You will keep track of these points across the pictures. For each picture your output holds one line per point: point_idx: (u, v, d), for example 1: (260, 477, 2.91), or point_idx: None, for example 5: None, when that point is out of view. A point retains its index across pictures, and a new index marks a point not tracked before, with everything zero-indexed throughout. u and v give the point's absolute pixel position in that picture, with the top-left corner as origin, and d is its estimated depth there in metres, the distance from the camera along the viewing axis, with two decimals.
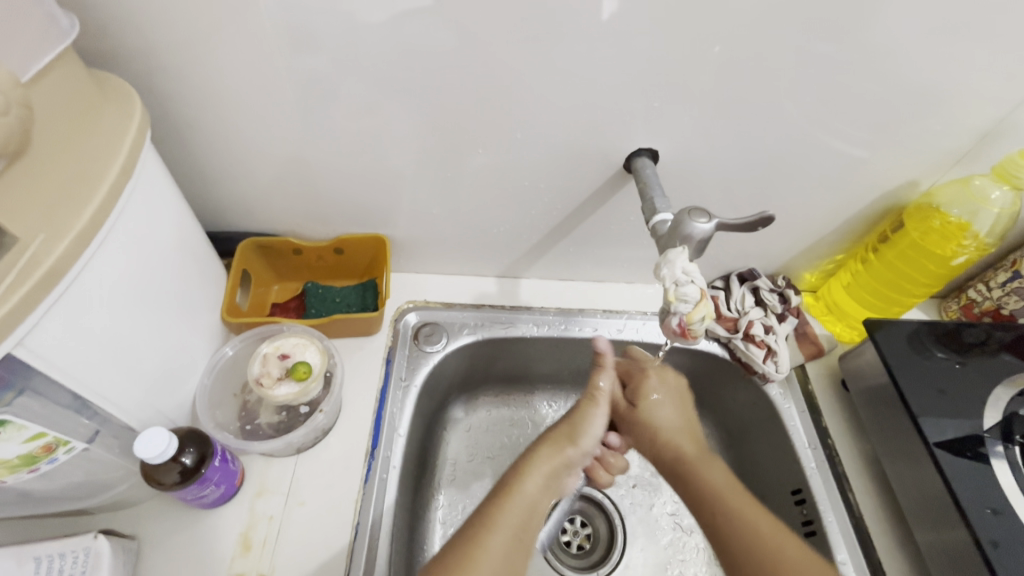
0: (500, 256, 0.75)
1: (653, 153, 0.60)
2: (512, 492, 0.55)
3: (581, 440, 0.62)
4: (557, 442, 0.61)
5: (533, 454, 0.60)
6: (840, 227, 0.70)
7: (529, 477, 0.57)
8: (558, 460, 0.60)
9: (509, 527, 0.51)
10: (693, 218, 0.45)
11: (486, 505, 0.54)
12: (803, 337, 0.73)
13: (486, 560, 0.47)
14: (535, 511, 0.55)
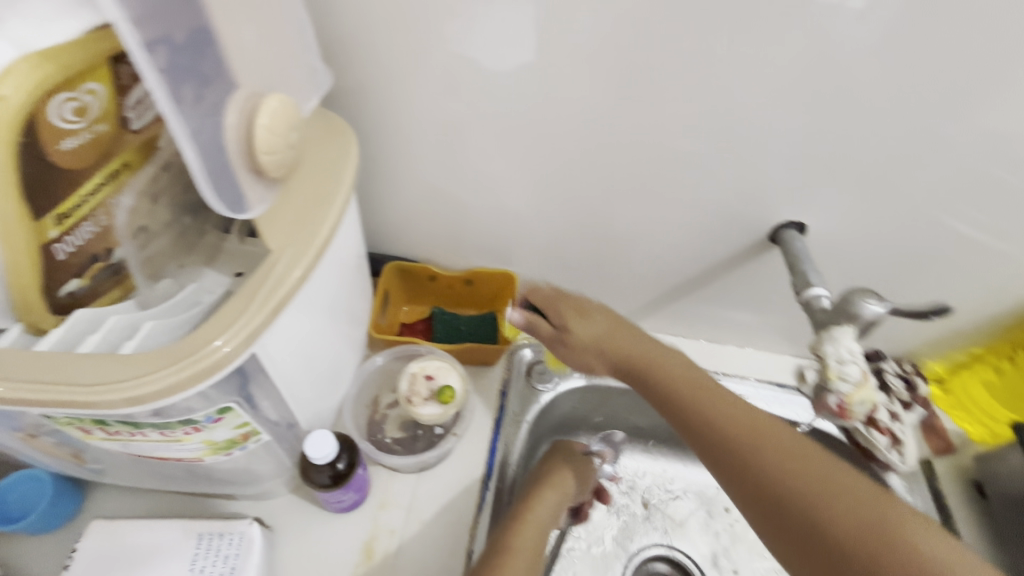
0: (617, 305, 0.76)
1: (800, 226, 0.60)
2: (526, 517, 0.56)
3: (562, 466, 0.63)
4: (560, 472, 0.62)
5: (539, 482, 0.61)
6: (981, 320, 0.67)
7: (539, 511, 0.57)
8: (561, 490, 0.61)
9: (526, 551, 0.52)
10: (865, 300, 0.45)
11: (504, 531, 0.54)
12: (931, 430, 0.69)
13: None
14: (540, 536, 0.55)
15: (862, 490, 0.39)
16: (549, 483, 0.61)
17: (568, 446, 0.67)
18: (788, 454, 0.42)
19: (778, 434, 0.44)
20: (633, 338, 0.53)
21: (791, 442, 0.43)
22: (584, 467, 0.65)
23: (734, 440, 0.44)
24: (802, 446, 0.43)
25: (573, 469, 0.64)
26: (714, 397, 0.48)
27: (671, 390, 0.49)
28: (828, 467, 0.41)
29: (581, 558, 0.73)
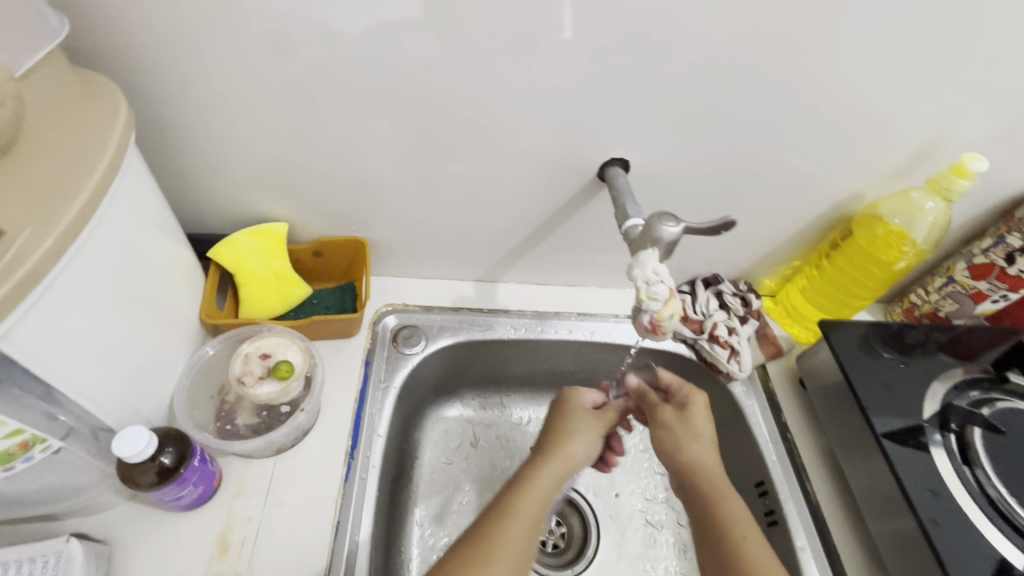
0: (478, 261, 0.77)
1: (624, 162, 0.63)
2: (529, 483, 0.55)
3: (576, 434, 0.62)
4: (559, 441, 0.61)
5: (545, 453, 0.59)
6: (794, 238, 0.74)
7: (540, 484, 0.56)
8: (567, 464, 0.59)
9: (528, 516, 0.52)
10: (662, 222, 0.48)
11: (505, 494, 0.55)
12: (764, 338, 0.77)
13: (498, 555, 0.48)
14: (546, 505, 0.55)
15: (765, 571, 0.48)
16: (557, 458, 0.59)
17: (579, 406, 0.65)
18: (729, 526, 0.52)
19: (743, 530, 0.52)
20: (677, 434, 0.61)
21: (760, 555, 0.50)
22: (596, 435, 0.63)
23: (717, 508, 0.54)
24: (758, 556, 0.50)
25: (580, 437, 0.61)
26: (716, 488, 0.56)
27: (715, 479, 0.57)
28: (760, 558, 0.50)
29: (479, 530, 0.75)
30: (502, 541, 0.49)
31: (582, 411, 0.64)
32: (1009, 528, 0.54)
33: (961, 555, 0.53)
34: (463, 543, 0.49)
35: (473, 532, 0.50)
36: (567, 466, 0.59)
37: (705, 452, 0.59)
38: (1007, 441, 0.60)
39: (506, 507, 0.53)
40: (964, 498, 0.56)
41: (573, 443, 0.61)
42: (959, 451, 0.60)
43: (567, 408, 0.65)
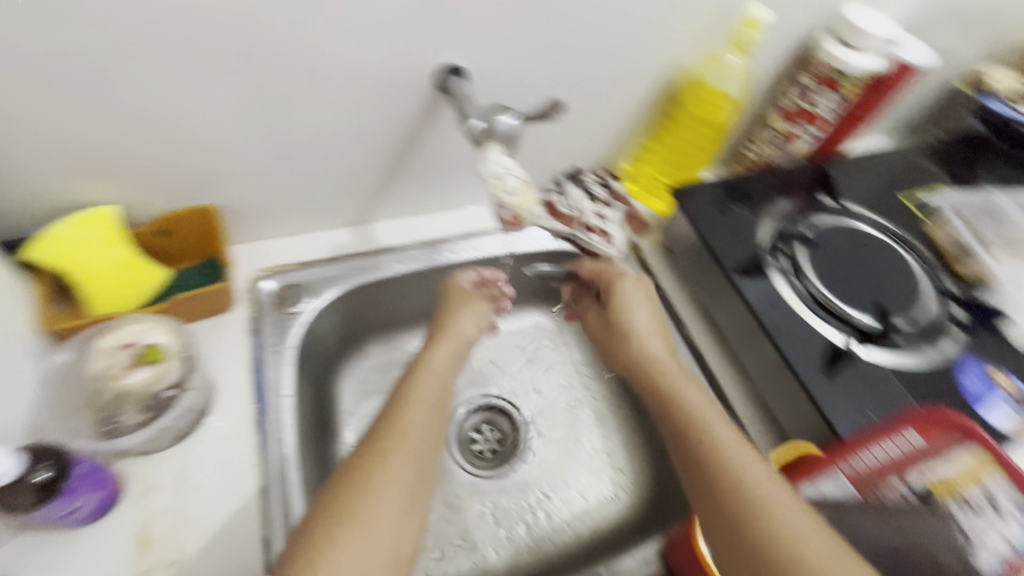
0: (345, 204, 0.75)
1: (459, 70, 0.62)
2: (421, 370, 0.59)
3: (466, 305, 0.68)
4: (449, 326, 0.65)
5: (434, 338, 0.64)
6: (637, 118, 0.80)
7: (433, 367, 0.60)
8: (457, 341, 0.64)
9: (424, 400, 0.55)
10: (497, 115, 0.49)
11: (400, 386, 0.57)
12: (632, 217, 0.84)
13: (407, 429, 0.51)
14: (441, 385, 0.58)
15: (723, 441, 0.50)
16: (445, 347, 0.63)
17: (460, 288, 0.69)
18: (690, 417, 0.54)
19: (714, 425, 0.52)
20: (642, 348, 0.64)
21: (718, 430, 0.51)
22: (481, 308, 0.68)
23: (676, 405, 0.56)
24: (713, 429, 0.51)
25: (465, 315, 0.67)
26: (677, 390, 0.58)
27: (669, 375, 0.60)
28: (717, 431, 0.51)
29: None
30: (402, 435, 0.50)
31: (460, 284, 0.70)
32: (830, 318, 0.67)
33: (799, 348, 0.64)
34: (357, 448, 0.49)
35: (370, 435, 0.50)
36: (458, 341, 0.64)
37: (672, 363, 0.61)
38: (821, 250, 0.72)
39: (394, 411, 0.53)
40: (797, 305, 0.68)
41: (458, 324, 0.66)
42: (789, 268, 0.71)
43: (447, 297, 0.69)
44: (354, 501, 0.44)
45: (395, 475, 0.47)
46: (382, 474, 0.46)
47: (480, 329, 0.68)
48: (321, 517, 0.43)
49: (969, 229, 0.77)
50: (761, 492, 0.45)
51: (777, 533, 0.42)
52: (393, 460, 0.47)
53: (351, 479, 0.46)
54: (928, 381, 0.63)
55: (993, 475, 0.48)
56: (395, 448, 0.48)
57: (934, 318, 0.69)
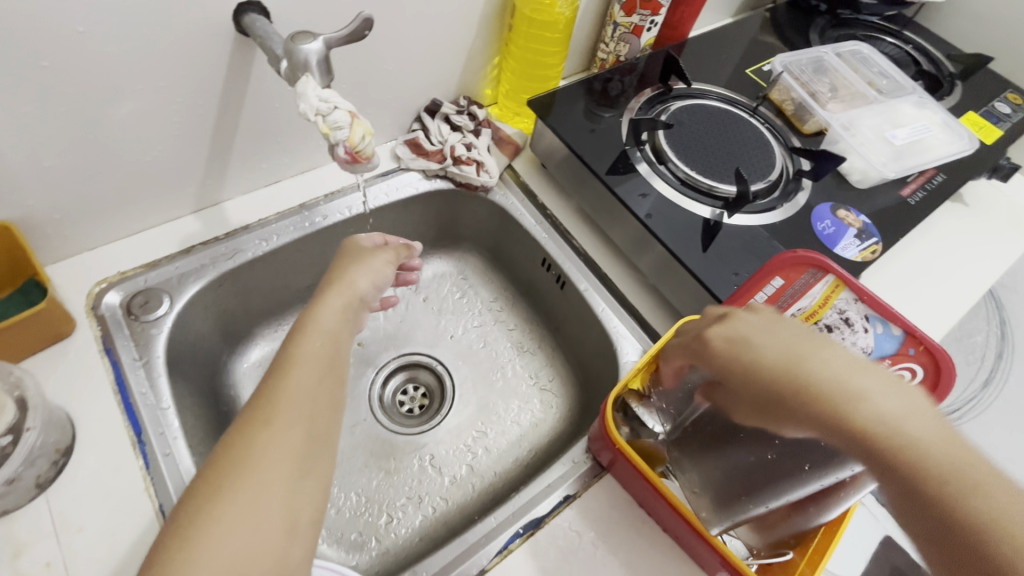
0: (180, 189, 0.66)
1: (260, 7, 0.55)
2: (307, 330, 0.49)
3: (364, 257, 0.58)
4: (340, 279, 0.54)
5: (322, 290, 0.54)
6: (481, 34, 0.76)
7: (322, 325, 0.50)
8: (348, 296, 0.53)
9: (313, 360, 0.47)
10: (299, 42, 0.44)
11: (285, 347, 0.48)
12: (502, 142, 0.83)
13: (294, 393, 0.44)
14: (334, 342, 0.50)
15: (813, 380, 0.40)
16: (335, 296, 0.53)
17: (358, 246, 0.59)
18: (754, 372, 0.42)
19: (858, 391, 0.38)
20: (717, 339, 0.45)
21: (773, 357, 0.42)
22: (379, 263, 0.58)
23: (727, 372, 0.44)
24: (781, 370, 0.41)
25: (361, 268, 0.56)
26: (733, 338, 0.45)
27: (791, 377, 0.40)
28: (776, 354, 0.42)
29: (349, 446, 0.76)
30: (287, 400, 0.44)
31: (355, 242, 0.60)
32: (697, 195, 0.70)
33: (673, 229, 0.67)
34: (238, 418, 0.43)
35: (252, 403, 0.44)
36: (348, 292, 0.54)
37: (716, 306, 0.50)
38: (679, 133, 0.74)
39: (279, 370, 0.46)
40: (664, 190, 0.70)
41: (351, 277, 0.55)
42: (654, 157, 0.73)
43: (341, 251, 0.59)
44: (228, 479, 0.39)
45: (278, 444, 0.42)
46: (263, 445, 0.41)
47: (376, 286, 0.57)
48: (198, 498, 0.39)
49: (802, 85, 0.81)
50: (893, 421, 0.36)
51: (884, 432, 0.36)
52: (273, 431, 0.42)
53: (223, 457, 0.40)
54: (787, 234, 0.68)
55: (843, 294, 0.53)
56: (279, 413, 0.43)
57: (784, 172, 0.74)
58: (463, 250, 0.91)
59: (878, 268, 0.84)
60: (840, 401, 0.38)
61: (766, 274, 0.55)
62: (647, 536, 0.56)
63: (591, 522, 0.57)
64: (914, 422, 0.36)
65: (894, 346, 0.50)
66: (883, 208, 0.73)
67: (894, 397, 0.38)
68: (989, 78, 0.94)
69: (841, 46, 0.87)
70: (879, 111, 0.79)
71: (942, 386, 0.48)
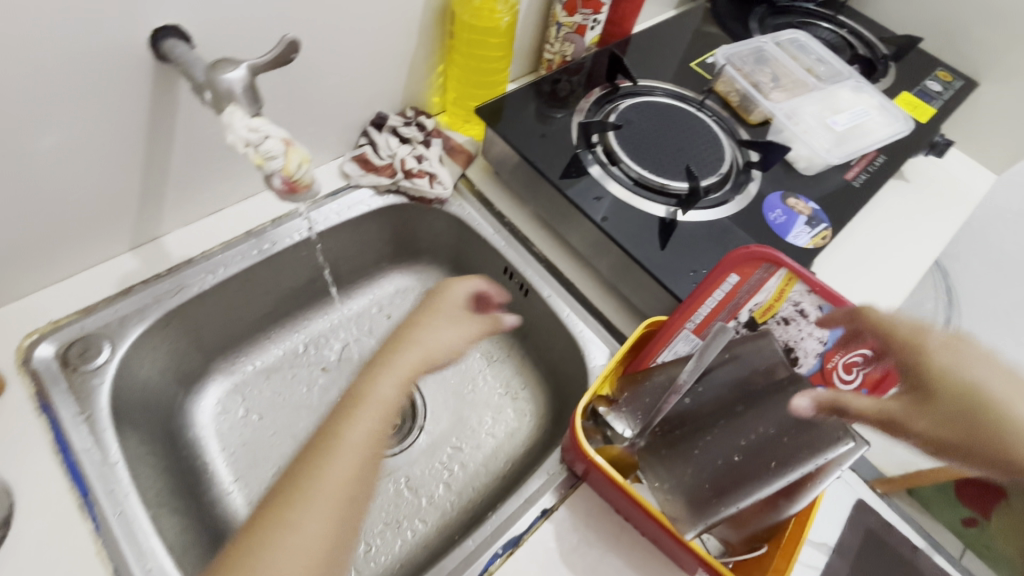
0: (112, 226, 0.62)
1: (180, 30, 0.51)
2: (364, 397, 0.48)
3: (438, 314, 0.57)
4: (415, 342, 0.54)
5: (392, 353, 0.53)
6: (422, 43, 0.74)
7: (377, 397, 0.48)
8: (416, 364, 0.52)
9: (357, 447, 0.45)
10: (221, 71, 0.41)
11: (336, 415, 0.47)
12: (454, 151, 0.82)
13: (326, 485, 0.43)
14: (389, 416, 0.48)
15: (993, 397, 0.44)
16: (407, 361, 0.52)
17: (447, 302, 0.59)
18: (959, 399, 0.44)
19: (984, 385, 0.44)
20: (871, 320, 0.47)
21: (905, 327, 0.46)
22: (461, 325, 0.57)
23: (938, 397, 0.44)
24: (967, 386, 0.44)
25: (432, 329, 0.56)
26: (936, 362, 0.45)
27: (919, 354, 0.45)
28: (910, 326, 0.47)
29: None
30: (315, 490, 0.42)
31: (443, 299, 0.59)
32: (651, 194, 0.70)
33: (629, 231, 0.67)
34: (272, 492, 0.44)
35: (287, 479, 0.44)
36: (422, 357, 0.53)
37: (875, 313, 0.47)
38: (629, 133, 0.74)
39: (329, 436, 0.46)
40: (618, 191, 0.70)
41: (428, 338, 0.54)
42: (606, 158, 0.73)
43: (429, 300, 0.59)
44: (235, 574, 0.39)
45: (292, 532, 0.41)
46: (269, 548, 0.40)
47: (451, 352, 0.55)
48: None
49: (744, 77, 0.83)
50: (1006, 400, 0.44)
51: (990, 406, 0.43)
52: (292, 525, 0.41)
53: (242, 545, 0.41)
54: (741, 226, 0.69)
55: (797, 287, 0.51)
56: (304, 504, 0.42)
57: (733, 165, 0.75)
58: (424, 262, 0.89)
59: (828, 259, 0.84)
60: (973, 395, 0.44)
61: (721, 272, 0.54)
62: (626, 541, 0.57)
63: (569, 533, 0.57)
64: (995, 383, 0.44)
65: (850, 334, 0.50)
66: (830, 192, 0.75)
67: (1003, 381, 0.44)
68: (920, 58, 0.98)
69: (780, 35, 0.89)
70: (819, 98, 0.81)
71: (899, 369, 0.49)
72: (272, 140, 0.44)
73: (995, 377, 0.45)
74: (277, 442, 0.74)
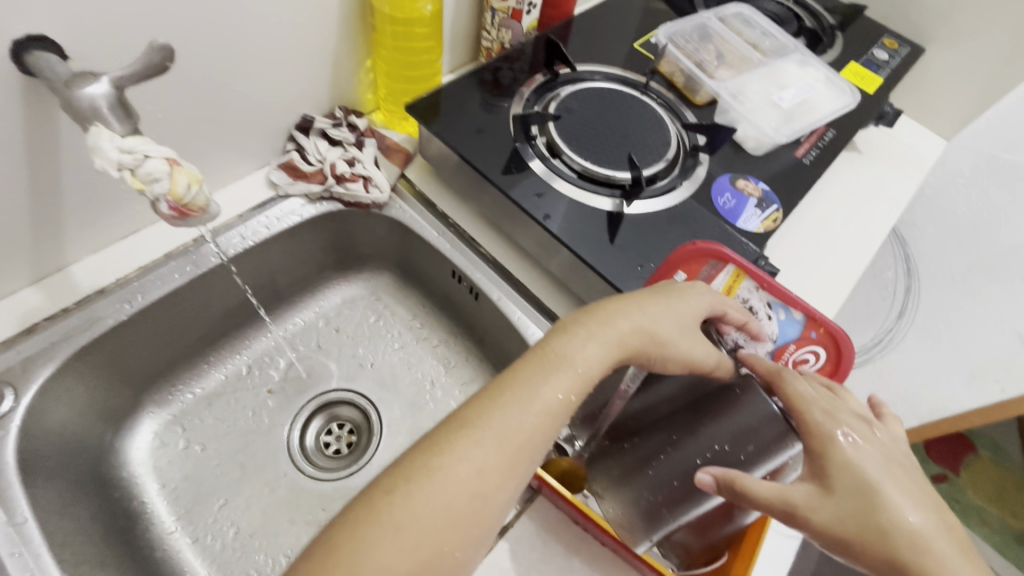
0: (7, 260, 0.57)
1: (47, 41, 0.46)
2: (560, 357, 0.46)
3: (685, 290, 0.50)
4: (645, 312, 0.48)
5: (637, 297, 0.49)
6: (344, 38, 0.69)
7: (576, 366, 0.45)
8: (645, 334, 0.47)
9: (540, 412, 0.43)
10: (78, 86, 0.38)
11: (533, 358, 0.46)
12: (390, 150, 0.77)
13: (503, 429, 0.42)
14: (584, 385, 0.45)
15: (887, 493, 0.39)
16: (622, 328, 0.47)
17: (680, 292, 0.49)
18: (862, 480, 0.39)
19: (891, 497, 0.39)
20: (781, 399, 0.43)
21: (819, 404, 0.43)
22: (688, 321, 0.48)
23: (841, 492, 0.39)
24: (863, 474, 0.40)
25: (663, 302, 0.49)
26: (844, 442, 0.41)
27: (831, 434, 0.41)
28: (820, 403, 0.43)
29: (265, 501, 0.69)
30: (496, 429, 0.42)
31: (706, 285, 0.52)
32: (596, 186, 0.67)
33: (575, 227, 0.64)
34: (455, 411, 0.44)
35: (475, 400, 0.44)
36: (649, 329, 0.47)
37: (797, 384, 0.44)
38: (571, 122, 0.71)
39: (515, 378, 0.45)
40: (561, 186, 0.67)
41: (665, 323, 0.47)
42: (548, 152, 0.69)
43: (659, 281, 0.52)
44: (410, 479, 0.39)
45: (460, 469, 0.40)
46: (437, 468, 0.40)
47: (671, 356, 0.47)
48: (393, 475, 0.40)
49: (688, 56, 0.80)
50: (917, 539, 0.38)
51: (892, 521, 0.38)
52: (467, 454, 0.41)
53: (419, 452, 0.41)
54: (691, 213, 0.67)
55: (745, 282, 0.53)
56: (485, 436, 0.41)
57: (680, 150, 0.72)
58: (371, 269, 0.84)
59: (779, 242, 0.81)
60: (870, 494, 0.39)
61: (670, 267, 0.54)
62: (587, 552, 0.55)
63: (528, 549, 0.54)
64: (909, 517, 0.38)
65: (797, 330, 0.51)
66: (779, 171, 0.73)
67: (912, 501, 0.39)
68: (865, 25, 0.96)
69: (723, 10, 0.86)
70: (765, 74, 0.79)
71: (842, 363, 0.51)
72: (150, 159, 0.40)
73: (911, 505, 0.39)
74: (223, 472, 0.69)
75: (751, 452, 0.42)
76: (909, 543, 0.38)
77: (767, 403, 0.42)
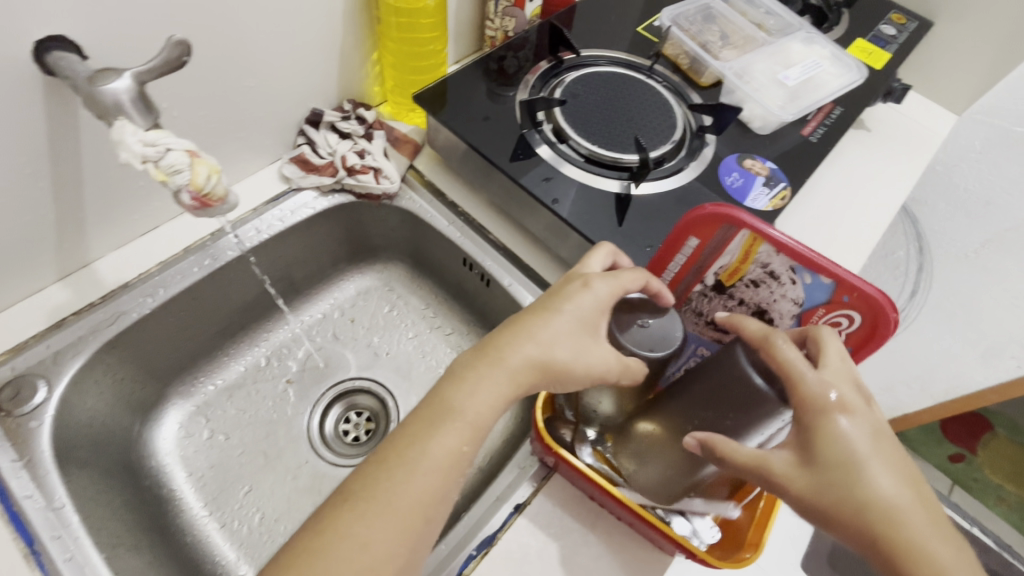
0: (36, 257, 0.59)
1: (68, 41, 0.47)
2: (448, 406, 0.46)
3: (576, 297, 0.49)
4: (535, 340, 0.48)
5: (525, 325, 0.49)
6: (350, 31, 0.70)
7: (465, 411, 0.46)
8: (537, 367, 0.47)
9: (433, 465, 0.44)
10: (100, 83, 0.39)
11: (420, 413, 0.46)
12: (399, 142, 0.78)
13: (397, 492, 0.43)
14: (475, 433, 0.46)
15: (866, 466, 0.40)
16: (511, 365, 0.47)
17: (570, 307, 0.49)
18: (843, 453, 0.40)
19: (868, 471, 0.40)
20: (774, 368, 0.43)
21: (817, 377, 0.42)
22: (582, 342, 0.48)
23: (823, 464, 0.41)
24: (845, 448, 0.41)
25: (549, 327, 0.48)
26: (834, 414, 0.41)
27: (820, 408, 0.41)
28: (819, 376, 0.42)
29: (288, 487, 0.71)
30: (389, 492, 0.43)
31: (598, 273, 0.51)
32: (603, 170, 0.67)
33: (584, 210, 0.64)
34: (344, 483, 0.44)
35: (365, 469, 0.44)
36: (541, 360, 0.47)
37: (787, 350, 0.42)
38: (577, 107, 0.72)
39: (402, 440, 0.45)
40: (569, 171, 0.67)
41: (559, 347, 0.48)
42: (554, 137, 0.70)
43: (550, 293, 0.51)
44: (304, 559, 0.40)
45: (351, 546, 0.41)
46: (331, 543, 0.41)
47: (571, 374, 0.48)
48: (286, 557, 0.41)
49: (692, 38, 0.80)
50: (887, 509, 0.39)
51: (866, 493, 0.40)
52: (360, 526, 0.41)
53: (311, 532, 0.42)
54: (699, 194, 0.67)
55: (763, 247, 0.50)
56: (375, 504, 0.42)
57: (686, 132, 0.72)
58: (383, 260, 0.86)
59: (789, 222, 0.81)
60: (848, 465, 0.40)
61: (681, 235, 0.53)
62: (604, 528, 0.56)
63: (546, 525, 0.55)
64: (884, 490, 0.40)
65: (827, 294, 0.49)
66: (787, 150, 0.73)
67: (889, 473, 0.40)
68: (872, 1, 0.95)
69: None
70: (770, 53, 0.79)
71: (880, 328, 0.48)
72: (171, 150, 0.42)
73: (888, 478, 0.40)
74: (247, 460, 0.71)
75: (737, 418, 0.45)
76: (886, 515, 0.39)
77: (747, 374, 0.44)
